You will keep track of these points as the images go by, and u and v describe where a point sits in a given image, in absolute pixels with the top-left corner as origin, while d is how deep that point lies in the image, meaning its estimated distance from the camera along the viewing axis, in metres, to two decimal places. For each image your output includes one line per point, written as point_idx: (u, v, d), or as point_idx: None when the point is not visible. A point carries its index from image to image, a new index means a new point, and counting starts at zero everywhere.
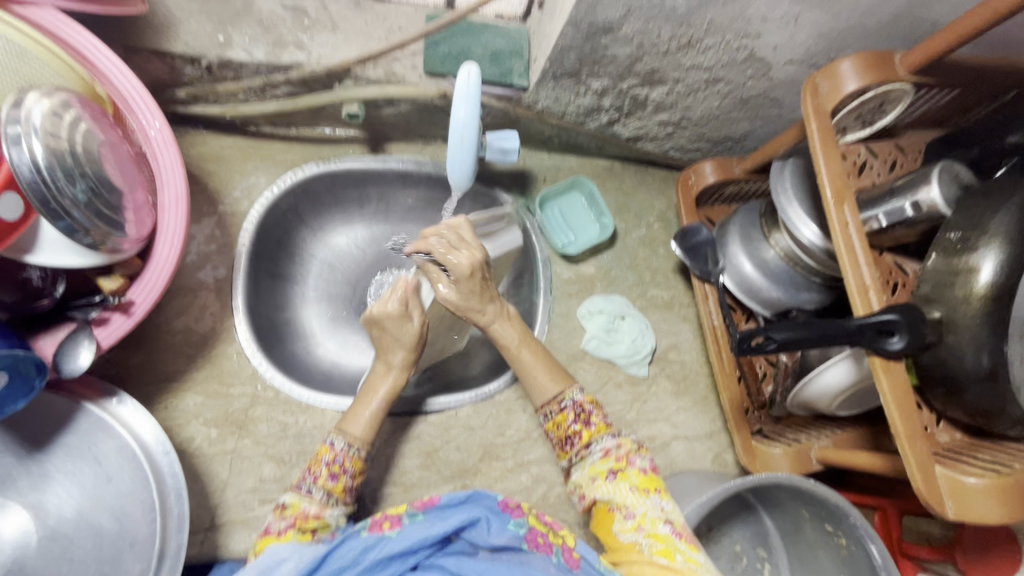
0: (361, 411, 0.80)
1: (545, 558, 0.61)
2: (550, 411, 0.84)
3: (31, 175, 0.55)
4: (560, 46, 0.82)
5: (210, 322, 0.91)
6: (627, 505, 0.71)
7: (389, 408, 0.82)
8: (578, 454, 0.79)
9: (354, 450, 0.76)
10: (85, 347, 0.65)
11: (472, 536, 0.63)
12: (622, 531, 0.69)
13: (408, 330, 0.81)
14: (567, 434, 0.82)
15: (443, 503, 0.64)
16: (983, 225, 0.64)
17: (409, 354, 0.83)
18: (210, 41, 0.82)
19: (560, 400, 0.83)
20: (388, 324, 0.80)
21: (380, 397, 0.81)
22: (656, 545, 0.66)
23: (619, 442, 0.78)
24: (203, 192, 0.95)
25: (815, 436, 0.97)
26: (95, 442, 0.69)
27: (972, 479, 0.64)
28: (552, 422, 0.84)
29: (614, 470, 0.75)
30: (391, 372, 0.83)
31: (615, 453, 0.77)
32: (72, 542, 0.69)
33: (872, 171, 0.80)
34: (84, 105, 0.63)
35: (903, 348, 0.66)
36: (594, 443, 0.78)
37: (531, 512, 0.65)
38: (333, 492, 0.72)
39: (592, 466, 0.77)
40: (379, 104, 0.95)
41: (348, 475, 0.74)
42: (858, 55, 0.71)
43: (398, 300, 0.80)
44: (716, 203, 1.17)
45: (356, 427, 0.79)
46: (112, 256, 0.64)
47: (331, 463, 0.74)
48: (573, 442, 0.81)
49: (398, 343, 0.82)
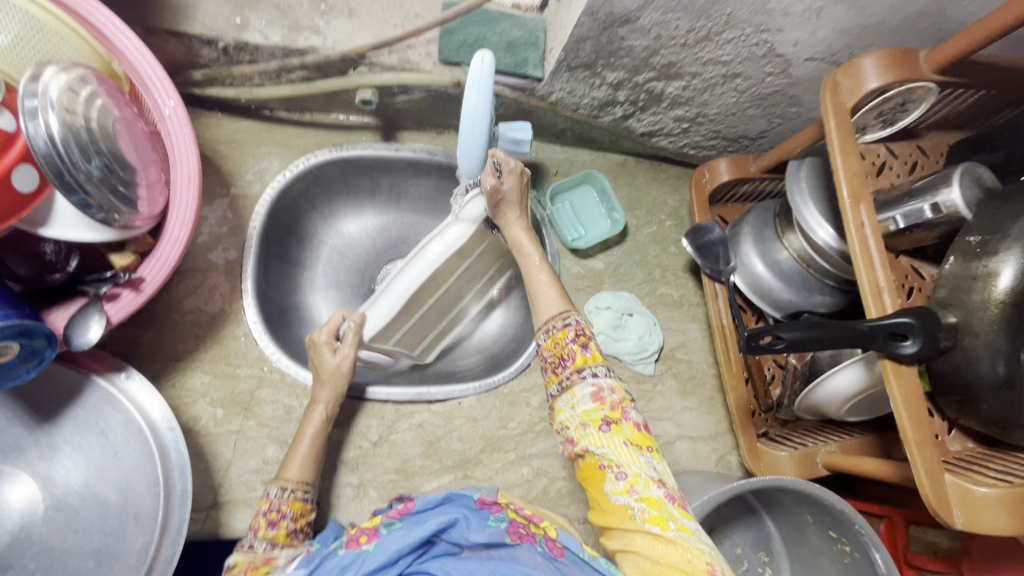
0: (294, 456, 0.80)
1: (530, 548, 0.61)
2: (550, 329, 0.75)
3: (47, 149, 0.55)
4: (576, 36, 0.81)
5: (219, 303, 0.92)
6: (620, 464, 0.66)
7: (320, 444, 0.83)
8: (568, 380, 0.71)
9: (291, 493, 0.75)
10: (95, 322, 0.65)
11: (454, 537, 0.60)
12: (614, 492, 0.66)
13: (330, 364, 0.84)
14: (562, 354, 0.73)
15: (418, 508, 0.62)
16: (1005, 229, 0.62)
17: (335, 388, 0.85)
18: (228, 24, 0.83)
19: (564, 318, 0.75)
20: (314, 353, 0.85)
21: (309, 435, 0.82)
22: (649, 510, 0.64)
23: (613, 385, 0.70)
24: (217, 174, 0.96)
25: (822, 441, 0.96)
26: (102, 416, 0.70)
27: (983, 489, 0.63)
28: (550, 341, 0.74)
29: (608, 419, 0.68)
30: (320, 405, 0.84)
31: (609, 397, 0.69)
32: (77, 513, 0.70)
33: (891, 172, 0.78)
34: (101, 82, 0.63)
35: (915, 352, 0.64)
36: (587, 372, 0.70)
37: (509, 508, 0.65)
38: (276, 539, 0.70)
39: (583, 410, 0.69)
40: (393, 91, 0.94)
41: (288, 520, 0.73)
42: (881, 52, 0.69)
43: (327, 332, 0.84)
44: (730, 202, 1.15)
45: (291, 472, 0.78)
46: (124, 232, 0.64)
47: (268, 511, 0.73)
48: (565, 364, 0.72)
49: (320, 376, 0.85)
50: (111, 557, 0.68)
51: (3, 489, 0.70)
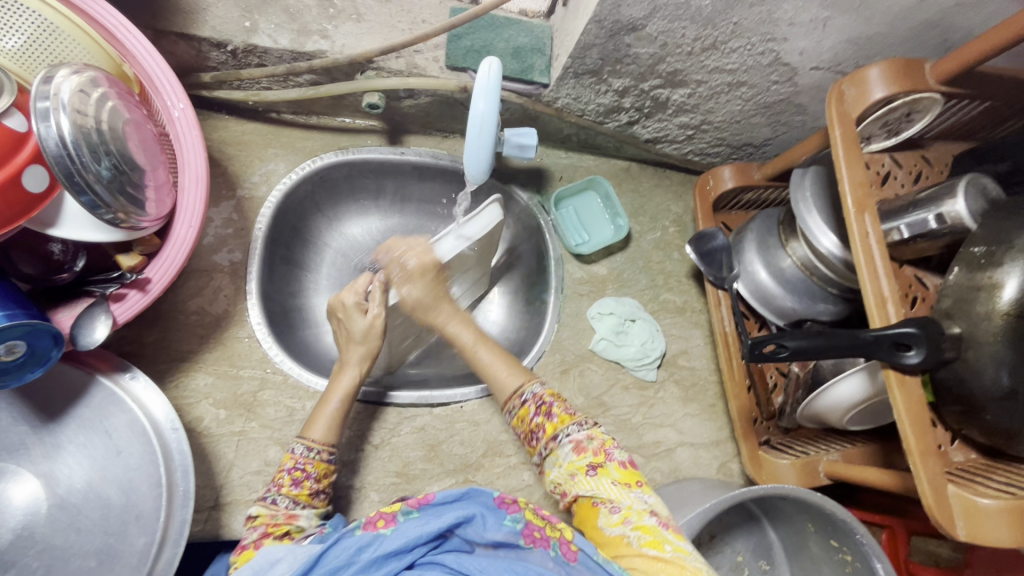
0: (320, 415, 0.80)
1: (543, 553, 0.61)
2: (512, 409, 0.82)
3: (58, 150, 0.56)
4: (583, 43, 0.82)
5: (223, 304, 0.92)
6: (612, 499, 0.69)
7: (347, 408, 0.82)
8: (547, 448, 0.77)
9: (316, 454, 0.76)
10: (102, 322, 0.66)
11: (469, 534, 0.62)
12: (609, 525, 0.67)
13: (359, 325, 0.82)
14: (531, 428, 0.80)
15: (437, 500, 0.63)
16: (1010, 240, 0.62)
17: (365, 349, 0.82)
18: (237, 27, 0.83)
19: (520, 394, 0.81)
20: (344, 313, 0.83)
21: (338, 397, 0.81)
22: (644, 536, 0.65)
23: (590, 433, 0.75)
24: (224, 176, 0.96)
25: (824, 449, 0.96)
26: (106, 415, 0.70)
27: (986, 500, 0.62)
28: (516, 418, 0.82)
29: (594, 464, 0.73)
30: (347, 369, 0.83)
31: (589, 445, 0.74)
32: (80, 512, 0.70)
33: (896, 182, 0.78)
34: (112, 83, 0.64)
35: (919, 363, 0.64)
36: (561, 435, 0.76)
37: (527, 508, 0.64)
38: (299, 498, 0.72)
39: (568, 463, 0.74)
40: (400, 96, 0.95)
41: (313, 480, 0.74)
42: (887, 62, 0.70)
43: (354, 293, 0.82)
44: (733, 209, 1.15)
45: (316, 432, 0.78)
46: (132, 234, 0.65)
47: (293, 470, 0.73)
48: (537, 437, 0.79)
49: (352, 338, 0.83)
50: (113, 557, 0.68)
51: (6, 487, 0.70)
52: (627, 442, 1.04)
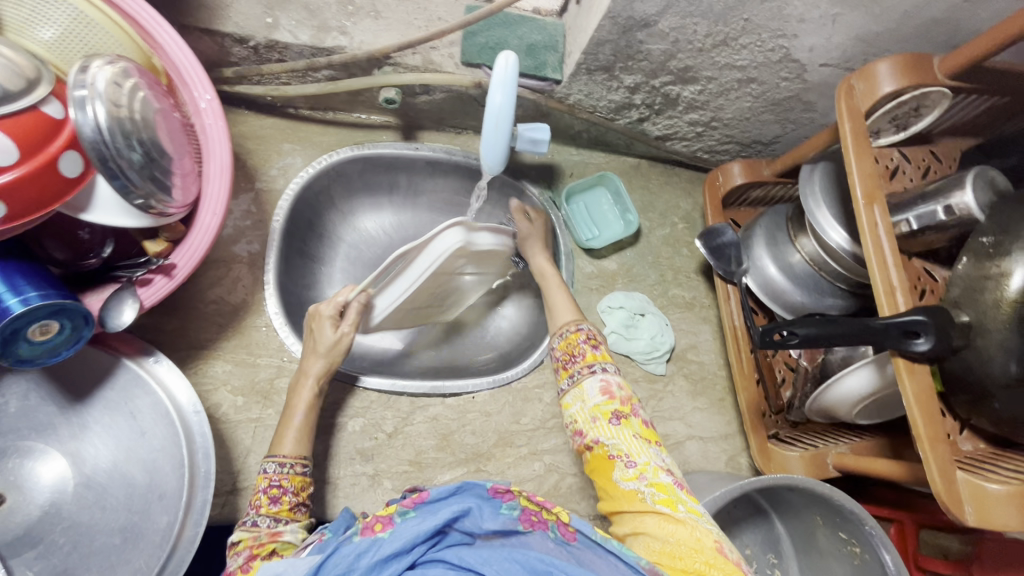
0: (286, 431, 0.80)
1: (542, 535, 0.62)
2: (564, 333, 0.84)
3: (93, 135, 0.58)
4: (596, 39, 0.84)
5: (242, 294, 0.94)
6: (630, 454, 0.71)
7: (311, 420, 0.83)
8: (579, 376, 0.78)
9: (289, 468, 0.76)
10: (129, 305, 0.68)
11: (467, 526, 0.61)
12: (624, 479, 0.70)
13: (327, 337, 0.86)
14: (574, 352, 0.82)
15: (432, 497, 0.63)
16: (1018, 230, 0.64)
17: (328, 362, 0.86)
18: (259, 23, 0.86)
19: (576, 325, 0.85)
20: (315, 324, 0.88)
21: (300, 410, 0.82)
22: (659, 494, 0.68)
23: (620, 382, 0.78)
24: (243, 169, 0.99)
25: (833, 443, 0.97)
26: (131, 397, 0.72)
27: (995, 486, 0.64)
28: (564, 341, 0.84)
29: (619, 414, 0.75)
30: (307, 382, 0.84)
31: (618, 393, 0.77)
32: (106, 491, 0.72)
33: (904, 176, 0.80)
34: (142, 74, 0.66)
35: (929, 350, 0.65)
36: (597, 368, 0.78)
37: (521, 495, 0.65)
38: (280, 514, 0.72)
39: (594, 405, 0.76)
40: (416, 91, 0.97)
41: (290, 494, 0.74)
42: (895, 58, 0.71)
43: (331, 307, 0.88)
44: (742, 206, 1.16)
45: (284, 448, 0.79)
46: (159, 220, 0.67)
47: (269, 488, 0.74)
48: (575, 361, 0.81)
49: (314, 349, 0.86)
50: (136, 536, 0.69)
51: (34, 466, 0.72)
52: None
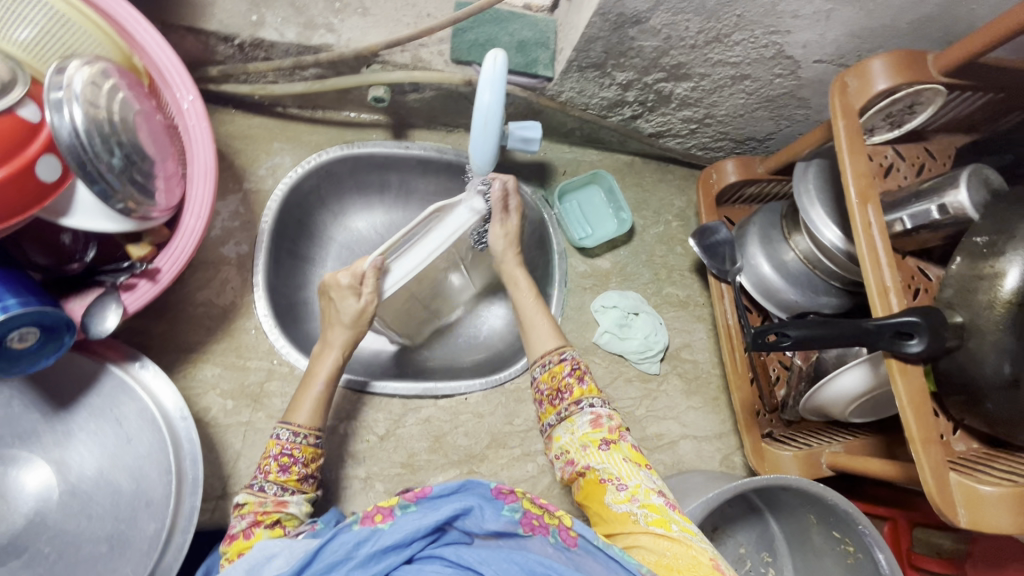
0: (303, 399, 0.78)
1: (541, 540, 0.62)
2: (547, 362, 0.84)
3: (70, 139, 0.57)
4: (587, 36, 0.82)
5: (230, 296, 0.93)
6: (620, 477, 0.72)
7: (331, 391, 0.81)
8: (567, 411, 0.80)
9: (302, 439, 0.74)
10: (112, 311, 0.67)
11: (467, 525, 0.61)
12: (616, 502, 0.70)
13: (349, 307, 0.82)
14: (559, 387, 0.82)
15: (434, 494, 0.63)
16: (1012, 230, 0.63)
17: (349, 332, 0.83)
18: (244, 21, 0.84)
19: (559, 353, 0.85)
20: (336, 293, 0.83)
21: (322, 380, 0.80)
22: (651, 515, 0.67)
23: (610, 413, 0.79)
24: (231, 169, 0.97)
25: (827, 441, 0.96)
26: (117, 404, 0.71)
27: (988, 487, 0.63)
28: (547, 372, 0.84)
29: (607, 440, 0.76)
30: (330, 351, 0.83)
31: (607, 422, 0.78)
32: (91, 499, 0.71)
33: (898, 174, 0.79)
34: (122, 75, 0.64)
35: (921, 351, 0.64)
36: (585, 403, 0.80)
37: (524, 496, 0.64)
38: (287, 484, 0.71)
39: (583, 433, 0.77)
40: (405, 89, 0.96)
41: (299, 465, 0.73)
42: (890, 54, 0.70)
43: (350, 275, 0.82)
44: (737, 203, 1.15)
45: (299, 416, 0.77)
46: (142, 224, 0.65)
47: (279, 456, 0.73)
48: (563, 397, 0.82)
49: (339, 319, 0.84)
50: (124, 543, 0.69)
51: (17, 474, 0.71)
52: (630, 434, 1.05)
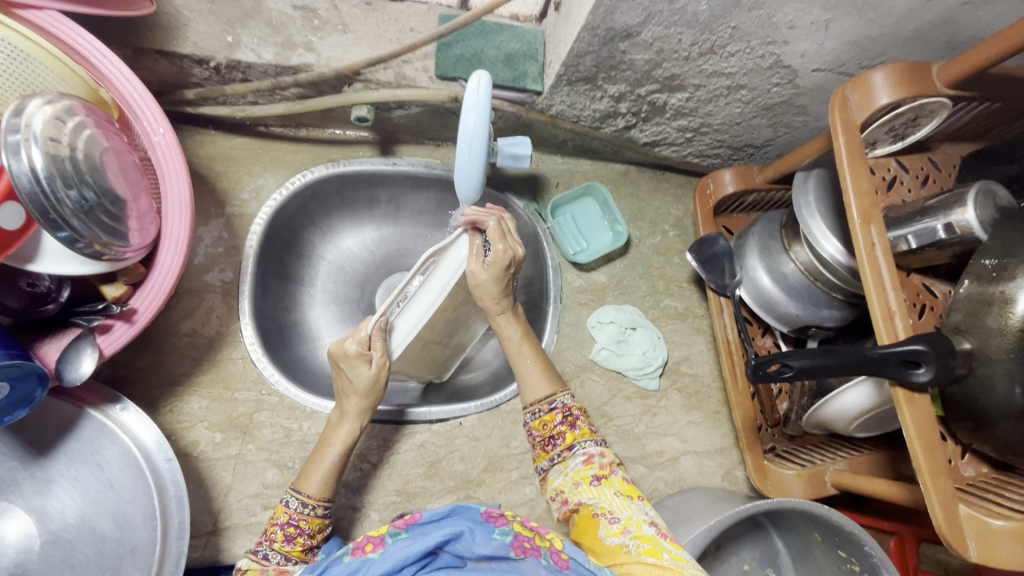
0: (315, 468, 0.77)
1: (534, 562, 0.59)
2: (537, 411, 0.82)
3: (31, 187, 0.54)
4: (576, 51, 0.79)
5: (216, 325, 0.91)
6: (613, 510, 0.70)
7: (344, 461, 0.78)
8: (560, 455, 0.79)
9: (310, 510, 0.73)
10: (87, 355, 0.64)
11: (458, 549, 0.60)
12: (609, 535, 0.68)
13: (363, 375, 0.78)
14: (551, 433, 0.81)
15: (425, 519, 0.61)
16: (1022, 253, 0.60)
17: (365, 401, 0.79)
18: (219, 42, 0.81)
19: (550, 402, 0.83)
20: (345, 363, 0.77)
21: (335, 452, 0.77)
22: (643, 545, 0.65)
23: (603, 450, 0.78)
24: (212, 193, 0.94)
25: (831, 459, 0.94)
26: (98, 448, 0.69)
27: (999, 521, 0.61)
28: (538, 421, 0.82)
29: (599, 475, 0.75)
30: (345, 421, 0.79)
31: (598, 460, 0.76)
32: (74, 547, 0.69)
33: (902, 187, 0.76)
34: (89, 111, 0.62)
35: (929, 380, 0.62)
36: (578, 446, 0.78)
37: (515, 520, 0.62)
38: (291, 554, 0.71)
39: (574, 471, 0.76)
40: (390, 107, 0.92)
41: (305, 536, 0.73)
42: (892, 66, 0.67)
43: (357, 342, 0.76)
44: (735, 212, 1.12)
45: (310, 486, 0.75)
46: (115, 265, 0.63)
47: (286, 525, 0.72)
48: (555, 443, 0.80)
49: (353, 388, 0.79)
50: None
51: None
52: (630, 452, 1.03)
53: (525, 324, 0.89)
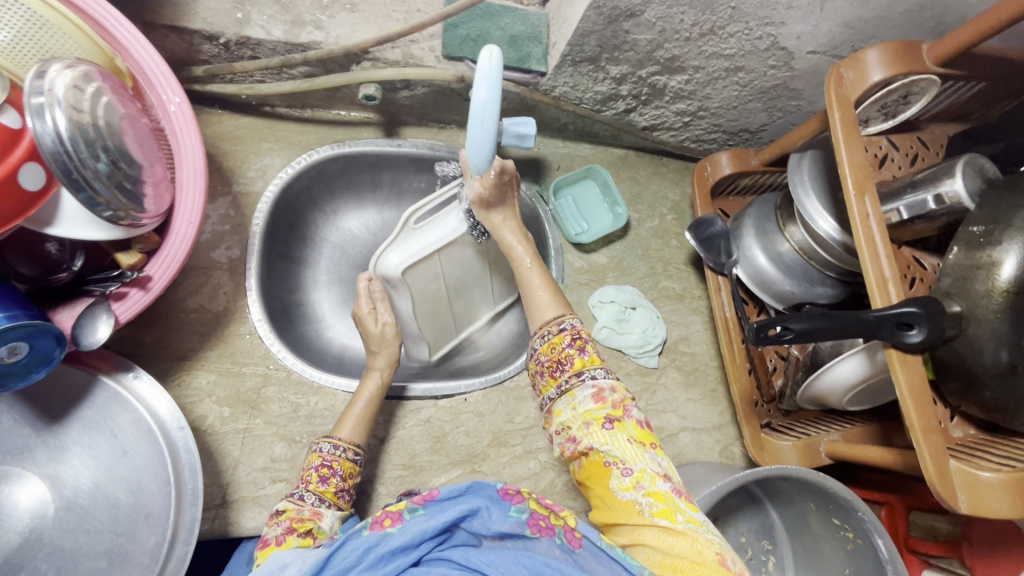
0: (347, 417, 0.83)
1: (549, 542, 0.63)
2: (546, 334, 0.79)
3: (55, 146, 0.55)
4: (581, 30, 0.81)
5: (224, 302, 0.91)
6: (626, 460, 0.69)
7: (373, 408, 0.86)
8: (567, 385, 0.74)
9: (342, 452, 0.78)
10: (104, 321, 0.65)
11: (474, 527, 0.63)
12: (620, 488, 0.68)
13: (377, 332, 0.89)
14: (560, 358, 0.76)
15: (442, 496, 0.64)
16: (1008, 220, 0.64)
17: (389, 354, 0.89)
18: (229, 19, 0.82)
19: (559, 323, 0.79)
20: (361, 321, 0.90)
21: (362, 400, 0.85)
22: (657, 505, 0.66)
23: (613, 386, 0.74)
24: (219, 172, 0.95)
25: (825, 430, 0.97)
26: (111, 416, 0.70)
27: (987, 473, 0.64)
28: (547, 344, 0.78)
29: (612, 417, 0.71)
30: (372, 373, 0.88)
31: (609, 397, 0.73)
32: (88, 514, 0.69)
33: (893, 164, 0.79)
34: (105, 78, 0.62)
35: (921, 341, 0.65)
36: (586, 376, 0.74)
37: (531, 497, 0.65)
38: (326, 496, 0.74)
39: (585, 410, 0.72)
40: (396, 86, 0.94)
41: (338, 477, 0.76)
42: (884, 45, 0.70)
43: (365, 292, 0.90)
44: (731, 195, 1.15)
45: (344, 431, 0.82)
46: (131, 231, 0.64)
47: (320, 467, 0.76)
48: (563, 368, 0.76)
49: (373, 345, 0.90)
50: (123, 557, 0.67)
51: (11, 490, 0.70)
52: None
53: (535, 248, 0.88)
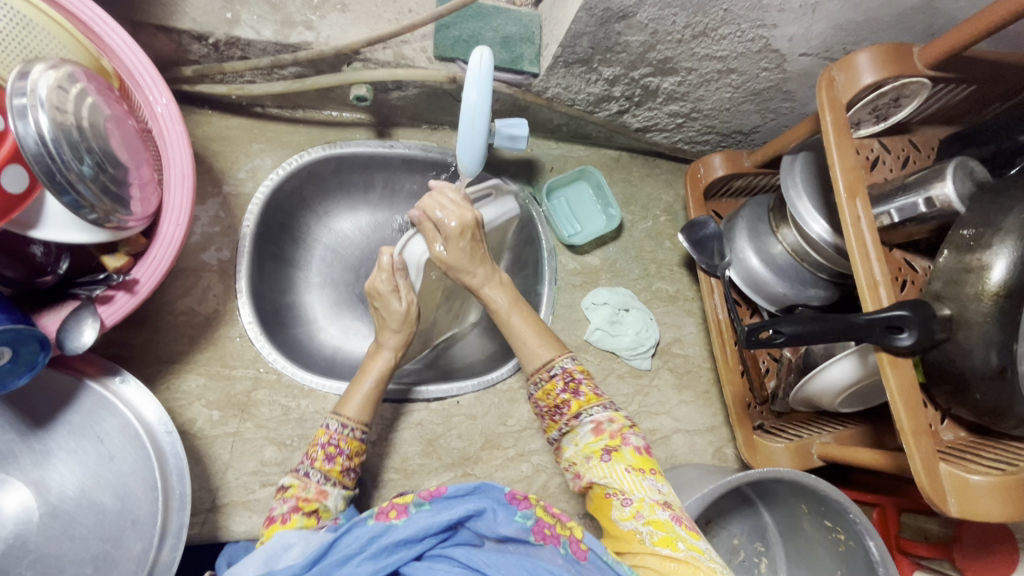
0: (354, 394, 0.80)
1: (552, 550, 0.62)
2: (539, 380, 0.81)
3: (37, 148, 0.54)
4: (573, 32, 0.81)
5: (213, 304, 0.90)
6: (624, 491, 0.70)
7: (382, 387, 0.82)
8: (568, 425, 0.78)
9: (350, 431, 0.76)
10: (88, 325, 0.64)
11: (479, 527, 0.63)
12: (622, 518, 0.69)
13: (395, 311, 0.82)
14: (556, 403, 0.80)
15: (450, 493, 0.63)
16: (997, 223, 0.64)
17: (401, 334, 0.84)
18: (218, 19, 0.82)
19: (549, 367, 0.81)
20: (380, 301, 0.82)
21: (372, 378, 0.82)
22: (657, 533, 0.65)
23: (611, 416, 0.77)
24: (209, 173, 0.94)
25: (817, 432, 0.97)
26: (97, 420, 0.69)
27: (977, 477, 0.64)
28: (542, 391, 0.81)
29: (609, 448, 0.74)
30: (382, 352, 0.84)
31: (608, 428, 0.76)
32: (74, 519, 0.69)
33: (884, 167, 0.79)
34: (91, 79, 0.62)
35: (911, 344, 0.65)
36: (584, 414, 0.77)
37: (538, 504, 0.64)
38: (331, 474, 0.72)
39: (585, 444, 0.76)
40: (388, 87, 0.94)
41: (344, 457, 0.74)
42: (876, 47, 0.70)
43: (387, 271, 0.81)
44: (724, 197, 1.16)
45: (350, 410, 0.79)
46: (117, 233, 0.63)
47: (327, 445, 0.74)
48: (562, 412, 0.79)
49: (388, 324, 0.83)
50: (110, 563, 0.67)
51: None
52: None
53: (513, 290, 0.87)
